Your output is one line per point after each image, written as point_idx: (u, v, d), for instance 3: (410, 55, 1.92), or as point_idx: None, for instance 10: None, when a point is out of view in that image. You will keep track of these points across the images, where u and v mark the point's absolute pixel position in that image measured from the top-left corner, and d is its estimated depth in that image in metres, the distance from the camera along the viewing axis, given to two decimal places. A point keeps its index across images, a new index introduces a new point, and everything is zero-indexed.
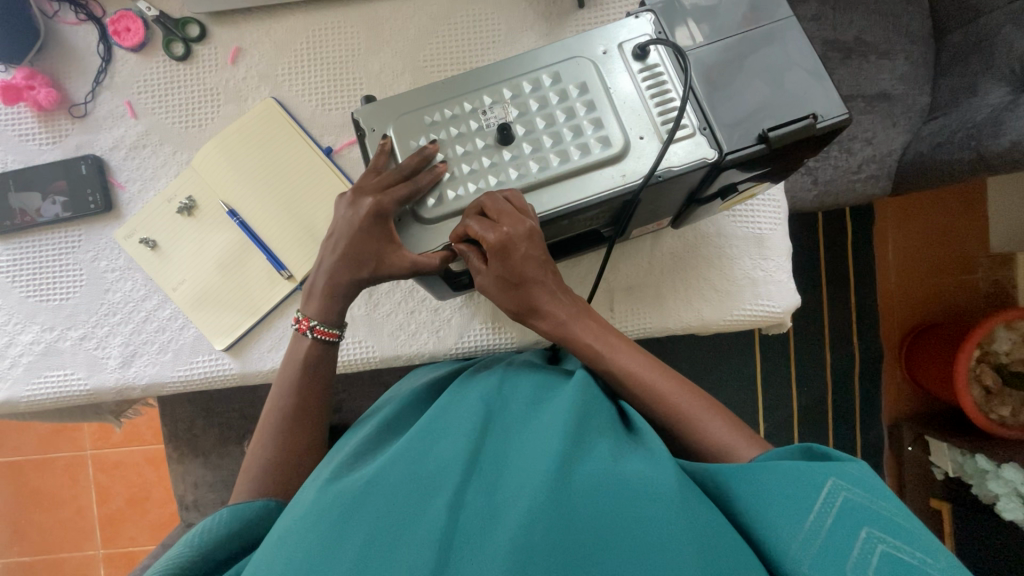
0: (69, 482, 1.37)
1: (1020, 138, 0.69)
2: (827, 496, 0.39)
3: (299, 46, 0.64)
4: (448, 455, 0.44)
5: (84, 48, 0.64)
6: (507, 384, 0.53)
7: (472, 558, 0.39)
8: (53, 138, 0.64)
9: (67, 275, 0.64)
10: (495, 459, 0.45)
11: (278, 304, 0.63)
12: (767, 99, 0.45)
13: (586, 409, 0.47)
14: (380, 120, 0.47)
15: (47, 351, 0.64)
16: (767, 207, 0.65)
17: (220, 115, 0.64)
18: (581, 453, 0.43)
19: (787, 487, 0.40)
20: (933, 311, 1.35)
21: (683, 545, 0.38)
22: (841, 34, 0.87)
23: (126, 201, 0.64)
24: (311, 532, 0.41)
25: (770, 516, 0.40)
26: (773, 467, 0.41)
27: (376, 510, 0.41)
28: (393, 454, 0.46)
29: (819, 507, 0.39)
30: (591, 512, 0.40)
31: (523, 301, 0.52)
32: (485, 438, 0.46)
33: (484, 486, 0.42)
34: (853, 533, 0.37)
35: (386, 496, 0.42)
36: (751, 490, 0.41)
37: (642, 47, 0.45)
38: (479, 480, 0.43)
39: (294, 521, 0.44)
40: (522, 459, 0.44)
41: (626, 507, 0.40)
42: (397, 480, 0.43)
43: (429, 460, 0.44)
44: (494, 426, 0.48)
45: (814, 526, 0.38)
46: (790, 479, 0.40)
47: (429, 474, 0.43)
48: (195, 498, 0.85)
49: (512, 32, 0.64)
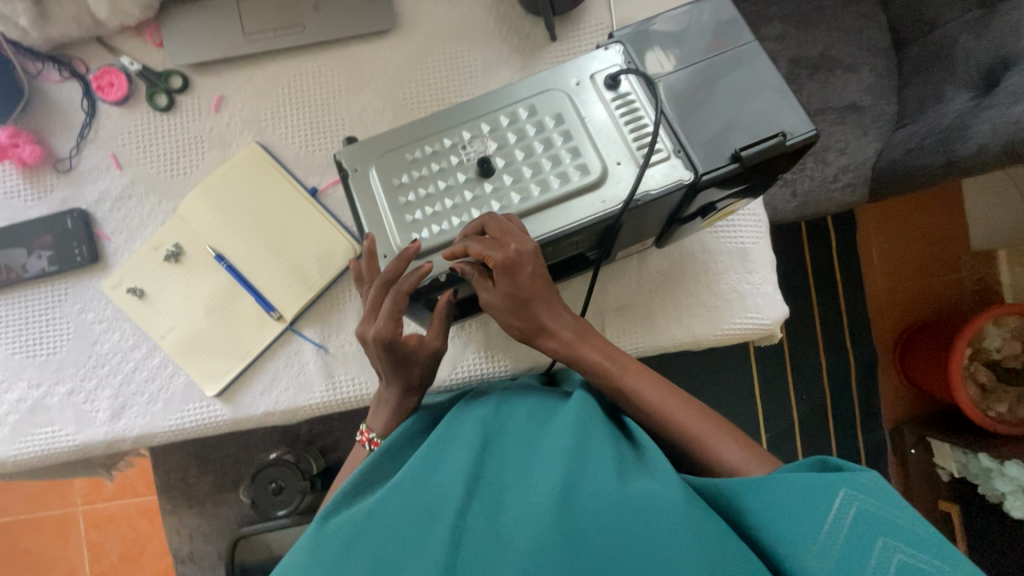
0: (60, 541, 1.33)
1: (985, 141, 0.71)
2: (836, 505, 0.39)
3: (280, 91, 0.65)
4: (447, 479, 0.44)
5: (68, 104, 0.65)
6: (504, 406, 0.53)
7: None
8: (39, 194, 0.64)
9: (53, 329, 0.64)
10: (496, 483, 0.44)
11: (269, 346, 0.63)
12: (737, 120, 0.46)
13: (585, 425, 0.47)
14: (362, 159, 0.48)
15: (34, 408, 0.63)
16: (748, 221, 0.66)
17: (204, 163, 0.64)
18: (584, 471, 0.43)
19: (792, 499, 0.40)
20: (923, 311, 1.36)
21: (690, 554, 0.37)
22: (807, 51, 0.90)
23: (112, 252, 0.64)
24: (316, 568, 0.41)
25: (783, 529, 0.40)
26: (777, 478, 0.41)
27: (378, 536, 0.42)
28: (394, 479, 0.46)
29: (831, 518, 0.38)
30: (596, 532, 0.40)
31: (530, 321, 0.52)
32: (484, 462, 0.46)
33: (485, 511, 0.42)
34: (866, 544, 0.37)
35: (387, 523, 0.42)
36: (756, 502, 0.41)
37: (613, 77, 0.47)
38: (479, 504, 0.43)
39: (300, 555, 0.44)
40: (523, 482, 0.44)
41: (630, 524, 0.40)
42: (402, 510, 0.43)
43: (428, 486, 0.44)
44: (494, 447, 0.48)
45: (828, 536, 0.38)
46: (796, 490, 0.40)
47: (429, 500, 0.43)
48: (191, 549, 0.83)
49: (488, 68, 0.66)
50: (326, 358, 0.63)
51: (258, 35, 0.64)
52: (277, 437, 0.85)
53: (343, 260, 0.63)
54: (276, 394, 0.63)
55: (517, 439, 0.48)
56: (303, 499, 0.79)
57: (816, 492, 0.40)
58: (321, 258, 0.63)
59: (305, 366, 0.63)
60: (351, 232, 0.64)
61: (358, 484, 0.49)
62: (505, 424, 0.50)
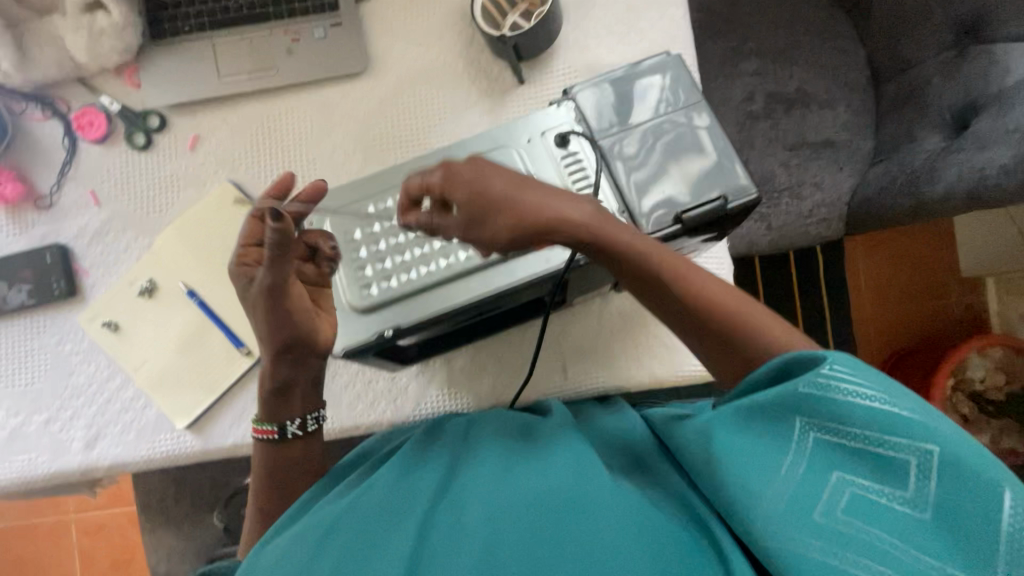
0: (53, 548, 1.36)
1: (952, 186, 0.71)
2: (877, 390, 0.37)
3: (253, 132, 0.67)
4: (425, 494, 0.46)
5: (50, 142, 0.67)
6: (476, 421, 0.56)
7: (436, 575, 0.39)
8: (18, 228, 0.66)
9: (31, 361, 0.66)
10: (461, 492, 0.45)
11: (238, 380, 0.65)
12: (681, 181, 0.47)
13: (570, 445, 0.48)
14: (322, 214, 0.51)
15: (13, 436, 0.65)
16: (710, 264, 0.65)
17: (180, 200, 0.66)
18: (550, 474, 0.45)
19: (860, 498, 0.36)
20: (909, 338, 1.34)
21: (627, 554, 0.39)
22: (784, 86, 0.90)
23: (89, 287, 0.66)
24: (296, 545, 0.45)
25: (742, 483, 0.39)
26: (815, 386, 0.37)
27: (345, 548, 0.42)
28: (371, 485, 0.48)
29: (884, 458, 0.36)
30: (568, 545, 0.39)
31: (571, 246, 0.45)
32: (460, 472, 0.48)
33: (456, 518, 0.43)
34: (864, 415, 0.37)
35: (358, 533, 0.43)
36: (793, 501, 0.37)
37: (562, 136, 0.49)
38: (447, 507, 0.44)
39: (290, 538, 0.46)
40: (495, 491, 0.44)
41: (601, 526, 0.40)
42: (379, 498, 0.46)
43: (404, 492, 0.46)
44: (466, 462, 0.49)
45: (788, 475, 0.38)
46: (863, 496, 0.36)
47: (403, 509, 0.44)
48: (168, 569, 0.85)
49: (456, 111, 0.67)
50: None
51: (232, 77, 0.66)
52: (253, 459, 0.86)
53: None
54: (244, 426, 0.65)
55: (493, 453, 0.49)
56: None
57: (881, 457, 0.36)
58: None
59: None
60: None
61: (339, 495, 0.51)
62: (478, 440, 0.52)
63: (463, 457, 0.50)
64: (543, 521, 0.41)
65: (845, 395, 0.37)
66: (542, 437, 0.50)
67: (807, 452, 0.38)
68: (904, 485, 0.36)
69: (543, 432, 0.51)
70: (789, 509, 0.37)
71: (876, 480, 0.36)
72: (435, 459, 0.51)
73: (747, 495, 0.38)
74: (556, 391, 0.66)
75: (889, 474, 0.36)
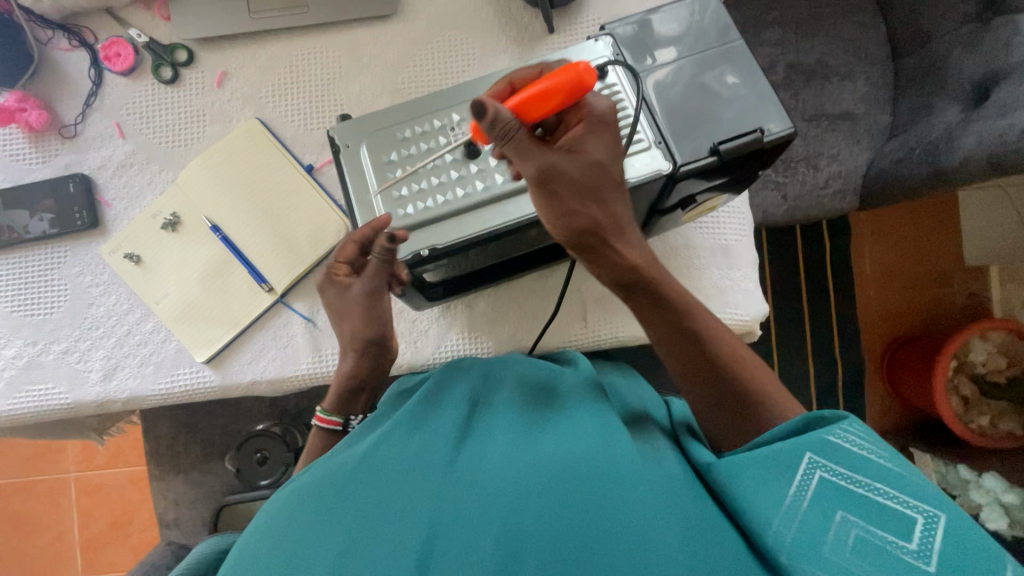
0: (50, 506, 1.35)
1: (972, 153, 0.71)
2: (881, 449, 0.39)
3: (282, 70, 0.67)
4: (445, 443, 0.44)
5: (76, 73, 0.67)
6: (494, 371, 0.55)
7: (453, 548, 0.37)
8: (43, 158, 0.66)
9: (52, 291, 0.65)
10: (480, 448, 0.44)
11: (259, 316, 0.64)
12: (718, 116, 0.49)
13: (591, 411, 0.47)
14: (355, 134, 0.51)
15: (29, 365, 0.65)
16: (732, 219, 0.66)
17: (206, 135, 0.66)
18: (571, 441, 0.43)
19: (865, 544, 0.35)
20: (912, 324, 1.23)
21: (661, 532, 0.36)
22: (804, 58, 0.91)
23: (112, 219, 0.66)
24: (304, 500, 0.42)
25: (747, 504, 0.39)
26: (812, 444, 0.39)
27: (365, 491, 0.40)
28: (391, 430, 0.47)
29: (883, 504, 0.36)
30: (590, 506, 0.38)
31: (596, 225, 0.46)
32: (480, 428, 0.47)
33: (479, 474, 0.41)
34: (861, 471, 0.38)
35: (378, 477, 0.41)
36: (796, 531, 0.37)
37: (601, 68, 0.50)
38: (467, 462, 0.43)
39: (297, 492, 0.43)
40: (516, 449, 0.43)
41: (628, 493, 0.39)
42: (393, 455, 0.43)
43: (424, 440, 0.45)
44: (486, 418, 0.48)
45: (790, 507, 0.38)
46: (870, 542, 0.35)
47: (422, 457, 0.43)
48: (175, 515, 0.85)
49: (485, 57, 0.67)
50: (313, 331, 0.65)
51: (262, 13, 0.66)
52: (264, 409, 0.86)
53: (335, 237, 0.64)
54: (263, 364, 0.64)
55: (512, 414, 0.48)
56: (286, 471, 0.81)
57: (888, 509, 0.36)
58: (314, 235, 0.65)
59: (293, 338, 0.65)
60: (344, 210, 0.66)
61: (355, 438, 0.49)
62: (497, 398, 0.51)
63: (482, 413, 0.49)
64: (567, 484, 0.39)
65: (845, 452, 0.38)
66: (562, 403, 0.50)
67: (811, 492, 0.38)
68: (908, 538, 0.35)
69: (564, 402, 0.50)
70: (795, 543, 0.36)
71: (881, 530, 0.35)
72: (453, 408, 0.49)
73: (753, 524, 0.38)
74: (576, 338, 0.66)
75: (894, 525, 0.35)
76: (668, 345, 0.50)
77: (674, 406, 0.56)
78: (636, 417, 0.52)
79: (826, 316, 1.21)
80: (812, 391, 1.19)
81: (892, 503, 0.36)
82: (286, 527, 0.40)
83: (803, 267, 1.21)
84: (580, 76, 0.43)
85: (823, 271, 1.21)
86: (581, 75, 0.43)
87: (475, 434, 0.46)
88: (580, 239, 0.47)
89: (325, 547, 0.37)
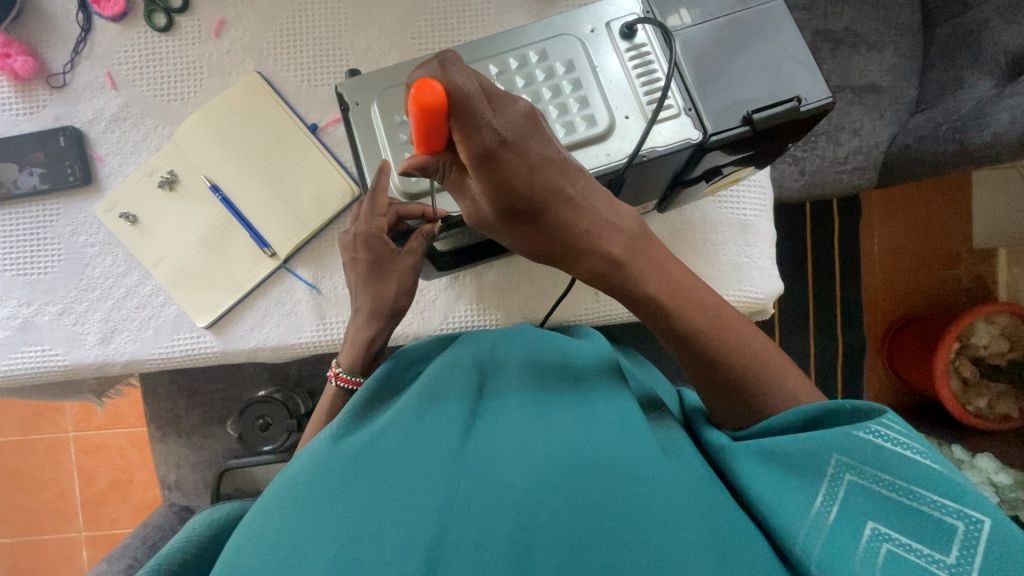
0: (51, 464, 1.36)
1: (1001, 130, 0.68)
2: (919, 445, 0.35)
3: (283, 20, 0.63)
4: (455, 431, 0.42)
5: (63, 17, 0.63)
6: (502, 347, 0.52)
7: (466, 546, 0.35)
8: (31, 109, 0.63)
9: (44, 249, 0.63)
10: (491, 436, 0.42)
11: (260, 283, 0.62)
12: (755, 83, 0.46)
13: (608, 399, 0.45)
14: (362, 89, 0.49)
15: (24, 326, 0.63)
16: (752, 193, 0.64)
17: (203, 89, 0.63)
18: (587, 432, 0.41)
19: (896, 558, 0.32)
20: (916, 306, 1.21)
21: (688, 535, 0.35)
22: (832, 24, 0.87)
23: (105, 175, 0.63)
24: (314, 480, 0.40)
25: (775, 510, 0.36)
26: (840, 441, 0.36)
27: (374, 481, 0.39)
28: (401, 415, 0.45)
29: (919, 513, 0.33)
30: (609, 507, 0.36)
31: (552, 234, 0.44)
32: (489, 414, 0.45)
33: (492, 467, 0.39)
34: (897, 480, 0.34)
35: (387, 468, 0.40)
36: (830, 547, 0.33)
37: (629, 26, 0.47)
38: (477, 454, 0.40)
39: (306, 469, 0.42)
40: (529, 442, 0.40)
41: (650, 491, 0.37)
42: (404, 439, 0.42)
43: (432, 427, 0.43)
44: (495, 402, 0.46)
45: (816, 518, 0.35)
46: (899, 555, 0.33)
47: (432, 448, 0.41)
48: (177, 478, 0.85)
49: (501, 11, 0.62)
50: (318, 299, 0.63)
51: None
52: (265, 375, 0.85)
53: (341, 201, 0.62)
54: (266, 331, 0.63)
55: (524, 398, 0.45)
56: (290, 436, 0.80)
57: (924, 517, 0.33)
58: (318, 197, 0.62)
59: (296, 305, 0.63)
60: (351, 173, 0.63)
61: (360, 419, 0.47)
62: (507, 380, 0.48)
63: (491, 396, 0.47)
64: (582, 481, 0.37)
65: (878, 452, 0.35)
66: (577, 386, 0.47)
67: (834, 496, 0.35)
68: (945, 550, 0.32)
69: (586, 384, 0.47)
70: (823, 553, 0.33)
71: (915, 539, 0.33)
72: (461, 391, 0.46)
73: (778, 533, 0.36)
74: (588, 314, 0.64)
75: (928, 535, 0.33)
76: (668, 336, 0.46)
77: (689, 396, 0.53)
78: (653, 401, 0.50)
79: (832, 295, 1.20)
80: (812, 369, 1.19)
81: (933, 507, 0.33)
82: (296, 507, 0.38)
83: (811, 245, 1.19)
84: (421, 104, 0.31)
85: (831, 249, 1.19)
86: (420, 99, 0.31)
87: (489, 417, 0.44)
88: (529, 249, 0.46)
89: (336, 530, 0.36)
